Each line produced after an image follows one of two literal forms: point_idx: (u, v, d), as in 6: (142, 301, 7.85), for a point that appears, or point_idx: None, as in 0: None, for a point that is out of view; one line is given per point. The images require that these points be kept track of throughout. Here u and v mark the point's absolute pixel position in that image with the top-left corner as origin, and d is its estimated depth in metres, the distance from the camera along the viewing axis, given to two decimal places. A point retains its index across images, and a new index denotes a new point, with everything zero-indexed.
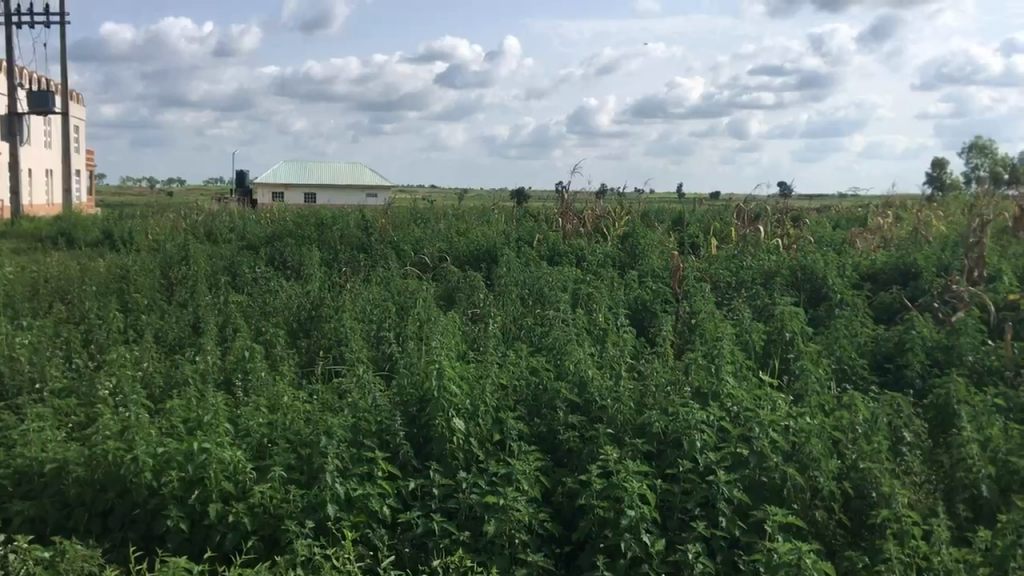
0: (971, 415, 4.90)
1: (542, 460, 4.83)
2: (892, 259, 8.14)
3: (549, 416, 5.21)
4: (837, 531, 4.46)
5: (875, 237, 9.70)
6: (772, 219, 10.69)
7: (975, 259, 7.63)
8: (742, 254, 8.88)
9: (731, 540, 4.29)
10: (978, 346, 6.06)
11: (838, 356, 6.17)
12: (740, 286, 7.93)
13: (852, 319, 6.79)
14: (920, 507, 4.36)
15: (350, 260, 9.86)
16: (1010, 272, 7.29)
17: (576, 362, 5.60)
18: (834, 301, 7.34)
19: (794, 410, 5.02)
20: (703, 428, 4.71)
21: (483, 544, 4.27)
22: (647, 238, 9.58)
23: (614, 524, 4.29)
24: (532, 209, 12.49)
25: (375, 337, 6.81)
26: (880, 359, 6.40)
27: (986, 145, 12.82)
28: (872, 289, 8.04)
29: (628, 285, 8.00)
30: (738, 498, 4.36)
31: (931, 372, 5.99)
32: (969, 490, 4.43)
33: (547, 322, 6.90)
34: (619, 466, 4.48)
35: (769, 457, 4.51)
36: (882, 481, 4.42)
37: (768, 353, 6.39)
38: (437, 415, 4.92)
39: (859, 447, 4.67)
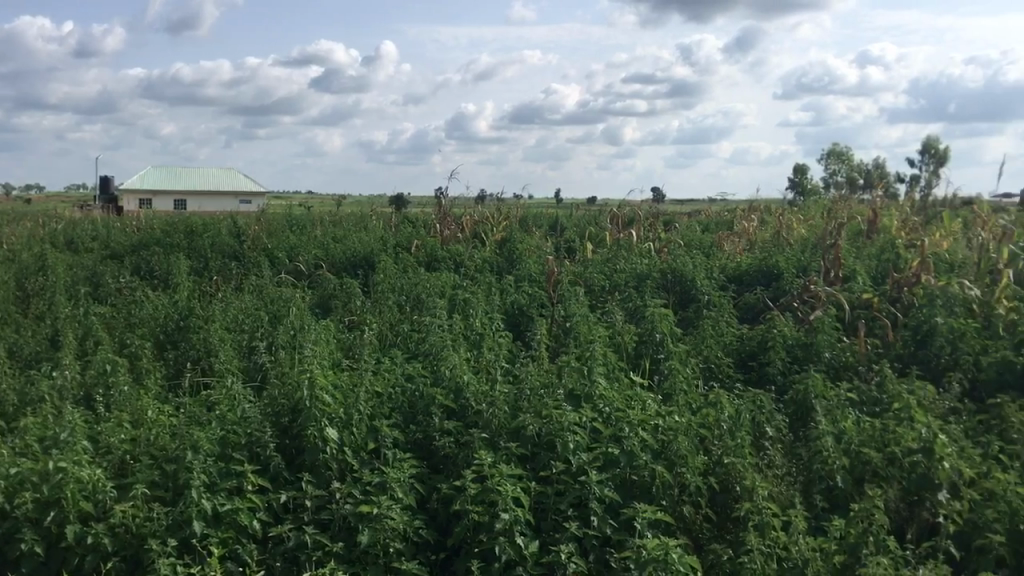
0: (827, 410, 5.14)
1: (417, 467, 4.83)
2: (756, 262, 8.47)
3: (424, 423, 5.20)
4: (703, 525, 4.62)
5: (742, 240, 10.09)
6: (644, 223, 10.98)
7: (832, 260, 7.98)
8: (615, 257, 9.09)
9: (602, 539, 4.39)
10: (835, 343, 6.38)
11: (706, 357, 6.39)
12: (613, 289, 8.12)
13: (719, 320, 7.04)
14: (781, 498, 4.54)
15: (221, 268, 9.60)
16: (863, 272, 7.69)
17: (451, 367, 5.60)
18: (703, 302, 7.59)
19: (662, 409, 5.18)
20: (576, 429, 4.80)
21: (357, 554, 4.24)
22: (523, 243, 9.69)
23: (488, 528, 4.32)
24: (410, 214, 12.46)
25: (246, 348, 6.65)
26: (744, 357, 6.66)
27: (842, 151, 13.43)
28: (738, 290, 8.36)
29: (504, 289, 8.07)
30: (609, 497, 4.47)
31: (792, 368, 6.27)
32: (825, 481, 4.62)
33: (422, 328, 6.88)
34: (493, 470, 4.52)
35: (639, 455, 4.63)
36: (745, 475, 4.60)
37: (639, 354, 6.55)
38: (309, 425, 4.85)
39: (724, 444, 4.85)
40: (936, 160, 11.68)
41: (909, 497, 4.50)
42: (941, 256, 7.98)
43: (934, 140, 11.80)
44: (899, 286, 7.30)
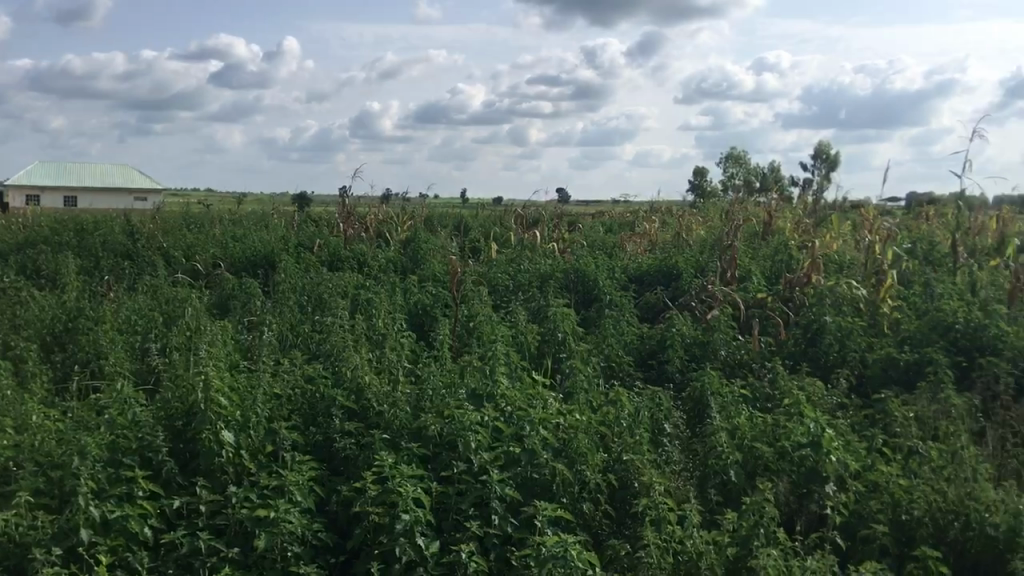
0: (721, 407, 5.29)
1: (316, 470, 4.76)
2: (656, 263, 8.64)
3: (324, 425, 5.13)
4: (603, 521, 4.67)
5: (644, 241, 10.29)
6: (549, 223, 11.07)
7: (728, 261, 8.20)
8: (519, 258, 9.14)
9: (503, 537, 4.41)
10: (730, 341, 6.56)
11: (606, 355, 6.49)
12: (517, 289, 8.16)
13: (620, 319, 7.17)
14: (676, 493, 4.64)
15: (113, 267, 9.28)
16: (758, 273, 7.93)
17: (353, 368, 5.54)
18: (604, 302, 7.70)
19: (563, 408, 5.24)
20: (477, 428, 4.81)
21: (253, 559, 4.16)
22: (428, 242, 9.66)
23: (389, 530, 4.30)
24: (314, 213, 12.28)
25: (139, 349, 6.45)
26: (644, 355, 6.78)
27: (740, 154, 13.79)
28: (639, 290, 8.52)
29: (408, 289, 8.02)
30: (510, 496, 4.50)
31: (690, 366, 6.43)
32: (720, 475, 4.73)
33: (324, 328, 6.79)
34: (393, 471, 4.50)
35: (540, 454, 4.67)
36: (643, 471, 4.69)
37: (541, 353, 6.60)
38: (204, 428, 4.74)
39: (623, 441, 4.94)
40: (828, 165, 12.13)
41: (799, 490, 4.63)
42: (831, 257, 8.28)
43: (826, 145, 12.23)
44: (791, 286, 7.55)
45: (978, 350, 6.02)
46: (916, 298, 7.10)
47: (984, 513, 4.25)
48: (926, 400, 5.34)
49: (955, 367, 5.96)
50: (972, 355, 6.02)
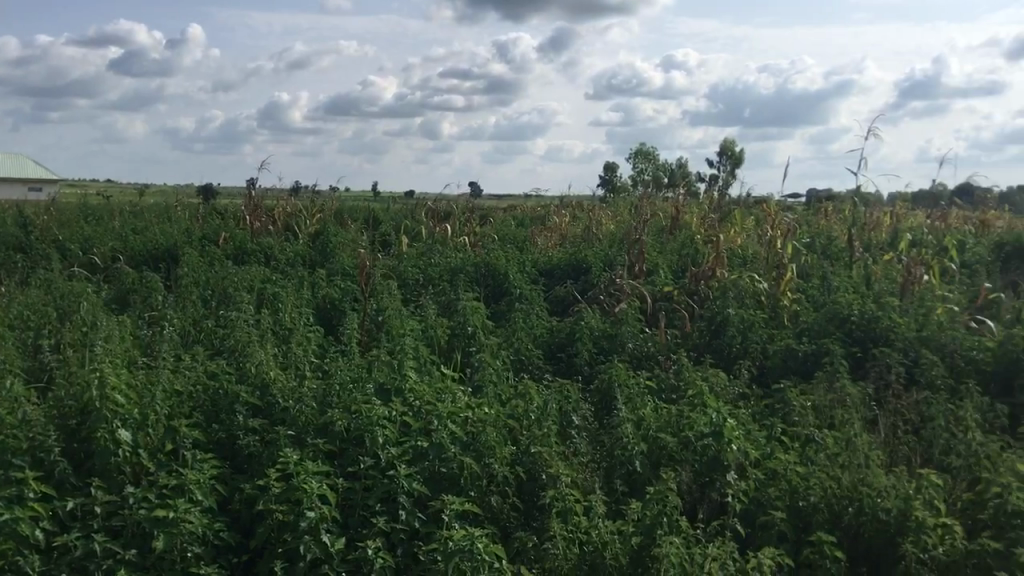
0: (628, 399, 5.38)
1: (219, 468, 4.65)
2: (566, 257, 8.70)
3: (227, 422, 5.02)
4: (511, 513, 4.67)
5: (554, 236, 10.38)
6: (460, 217, 11.05)
7: (636, 254, 8.37)
8: (430, 251, 9.09)
9: (410, 532, 4.38)
10: (637, 334, 6.68)
11: (516, 349, 6.51)
12: (428, 283, 8.12)
13: (530, 312, 7.20)
14: (583, 484, 4.69)
15: (4, 261, 8.89)
16: (665, 267, 8.07)
17: (257, 363, 5.42)
18: (515, 296, 7.72)
19: (472, 402, 5.24)
20: (385, 423, 4.77)
21: (151, 561, 4.04)
22: (337, 235, 9.52)
23: (293, 527, 4.24)
24: (219, 205, 11.98)
25: (30, 346, 6.19)
26: (553, 348, 6.83)
27: (649, 150, 13.99)
28: (549, 284, 8.58)
29: (316, 283, 7.90)
30: (418, 490, 4.48)
31: (598, 359, 6.51)
32: (625, 466, 4.80)
33: (228, 323, 6.64)
34: (298, 468, 4.43)
35: (448, 448, 4.65)
36: (549, 463, 4.73)
37: (451, 346, 6.58)
38: (99, 426, 4.58)
39: (531, 433, 4.96)
40: (733, 162, 12.42)
41: (701, 479, 4.74)
42: (735, 252, 8.48)
43: (731, 142, 12.53)
44: (697, 280, 7.72)
45: (872, 340, 6.25)
46: (814, 291, 7.33)
47: (877, 498, 4.41)
48: (823, 389, 5.53)
49: (850, 357, 6.18)
50: (867, 345, 6.25)
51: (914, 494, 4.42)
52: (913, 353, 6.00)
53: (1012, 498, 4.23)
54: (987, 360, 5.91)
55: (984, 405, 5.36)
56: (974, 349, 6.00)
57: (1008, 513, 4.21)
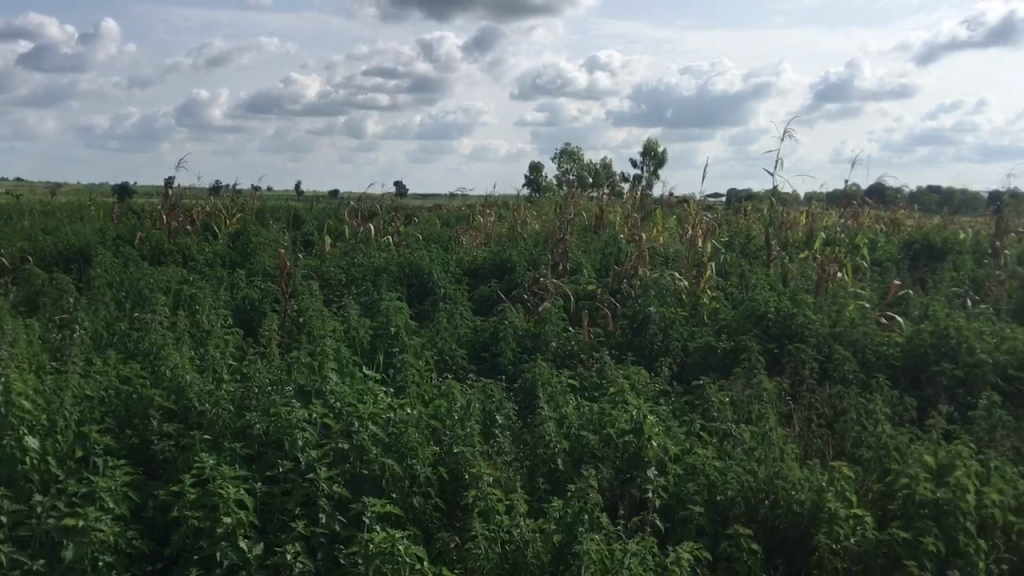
0: (550, 398, 5.41)
1: (132, 474, 4.53)
2: (490, 255, 8.69)
3: (140, 427, 4.88)
4: (433, 514, 4.65)
5: (479, 235, 10.38)
6: (385, 217, 10.97)
7: (560, 252, 8.47)
8: (353, 251, 9.00)
9: (331, 536, 4.33)
10: (561, 332, 6.73)
11: (439, 348, 6.49)
12: (351, 284, 8.03)
13: (454, 312, 7.19)
14: (505, 483, 4.68)
15: None
16: (588, 265, 8.14)
17: (172, 366, 5.29)
18: (439, 296, 7.70)
19: (395, 403, 5.20)
20: (304, 426, 4.71)
21: (60, 571, 3.92)
22: (258, 235, 9.35)
23: (210, 534, 4.15)
24: (135, 204, 11.68)
25: None
26: (477, 348, 6.82)
27: (573, 149, 14.08)
28: (474, 283, 8.57)
29: (235, 284, 7.76)
30: (338, 493, 4.42)
31: (521, 358, 6.53)
32: (548, 464, 4.82)
33: (142, 325, 6.47)
34: (214, 473, 4.34)
35: (369, 449, 4.60)
36: (472, 463, 4.72)
37: (373, 347, 6.51)
38: (4, 434, 4.42)
39: (454, 433, 4.94)
40: (655, 162, 12.59)
41: (622, 476, 4.79)
42: (656, 251, 8.60)
43: (654, 142, 12.70)
44: (620, 278, 7.82)
45: (787, 337, 6.40)
46: (733, 290, 7.49)
47: (791, 490, 4.51)
48: (740, 385, 5.65)
49: (767, 353, 6.31)
50: (783, 342, 6.40)
51: (827, 487, 4.53)
52: (826, 349, 6.16)
53: (919, 489, 4.35)
54: (896, 355, 6.10)
55: (893, 399, 5.54)
56: (884, 344, 6.19)
57: (916, 504, 4.33)
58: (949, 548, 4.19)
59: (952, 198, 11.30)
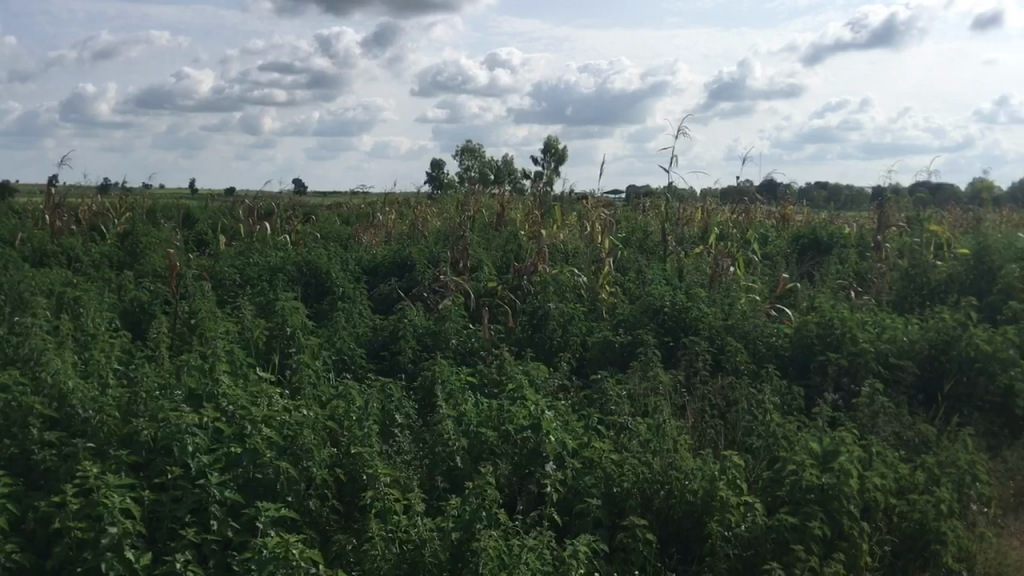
0: (449, 395, 5.39)
1: (10, 486, 4.32)
2: (389, 253, 8.61)
3: (19, 436, 4.66)
4: (330, 517, 4.57)
5: (380, 233, 10.28)
6: (282, 216, 10.75)
7: (460, 250, 8.45)
8: (249, 250, 8.80)
9: (223, 543, 4.21)
10: (460, 330, 6.71)
11: (337, 348, 6.39)
12: (245, 284, 7.84)
13: (352, 311, 7.10)
14: (403, 483, 4.64)
15: None
16: (488, 262, 8.16)
17: (54, 372, 5.07)
18: (337, 295, 7.59)
19: (290, 404, 5.10)
20: (195, 431, 4.57)
21: None
22: (148, 235, 9.05)
23: (94, 544, 3.99)
24: (16, 203, 11.16)
25: None
26: (377, 347, 6.74)
27: (473, 146, 14.02)
28: (373, 282, 8.48)
29: (123, 286, 7.49)
30: (231, 499, 4.30)
31: (422, 356, 6.49)
32: (446, 462, 4.80)
33: (21, 330, 6.17)
34: (98, 482, 4.17)
35: (263, 453, 4.49)
36: (369, 464, 4.66)
37: (269, 348, 6.37)
38: None
39: (351, 434, 4.88)
40: (556, 158, 12.69)
41: (520, 471, 4.81)
42: (556, 246, 8.66)
43: (554, 140, 12.80)
44: (519, 275, 7.86)
45: (682, 330, 6.53)
46: (630, 285, 7.61)
47: (684, 480, 4.61)
48: (637, 378, 5.74)
49: (662, 346, 6.44)
50: (677, 335, 6.53)
51: (719, 475, 4.64)
52: (718, 341, 6.32)
53: (805, 475, 4.50)
54: (785, 346, 6.30)
55: (782, 388, 5.72)
56: (773, 336, 6.40)
57: (803, 489, 4.47)
58: (834, 532, 4.34)
59: (839, 194, 11.73)
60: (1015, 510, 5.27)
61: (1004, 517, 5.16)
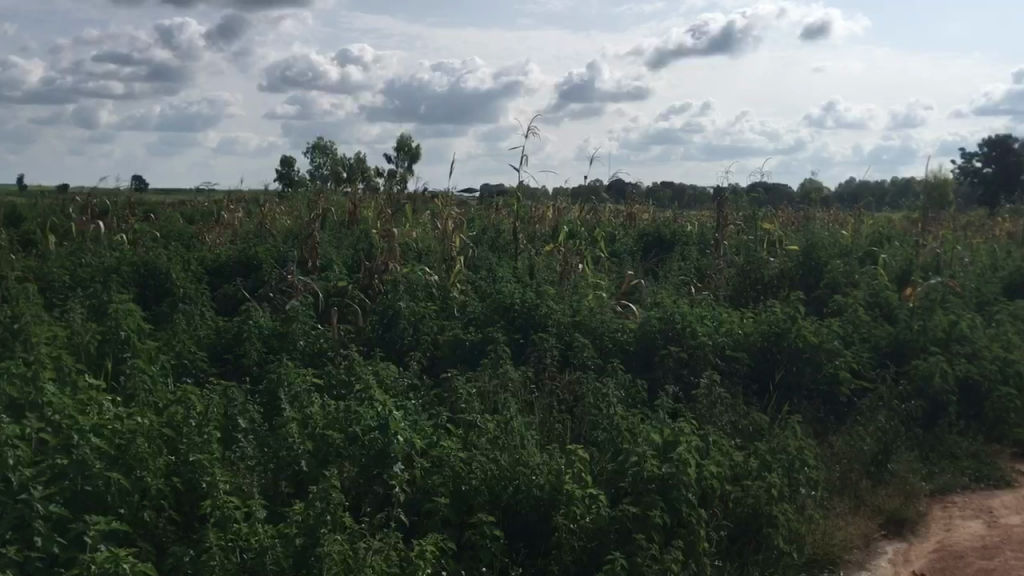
0: (294, 398, 5.26)
1: None
2: (234, 252, 8.33)
3: None
4: (167, 528, 4.37)
5: (225, 233, 9.94)
6: (118, 214, 10.24)
7: (309, 249, 8.26)
8: (81, 250, 8.33)
9: (48, 560, 3.94)
10: (308, 330, 6.56)
11: (176, 352, 6.13)
12: (76, 285, 7.42)
13: (193, 313, 6.83)
14: (245, 490, 4.49)
15: None
16: (338, 261, 8.02)
17: None
18: (177, 297, 7.28)
19: (123, 411, 4.85)
20: (16, 443, 4.28)
21: None
22: None
23: None
24: None
25: None
26: (219, 350, 6.50)
27: (323, 143, 13.70)
28: (217, 283, 8.18)
29: None
30: (56, 513, 4.04)
31: (267, 358, 6.31)
32: (291, 466, 4.68)
33: None
34: None
35: (92, 464, 4.24)
36: (209, 470, 4.49)
37: (101, 354, 6.04)
38: None
39: (190, 441, 4.68)
40: (408, 157, 12.60)
41: (367, 473, 4.74)
42: (408, 245, 8.61)
43: (407, 138, 12.71)
44: (370, 274, 7.77)
45: (531, 326, 6.61)
46: (481, 282, 7.65)
47: (531, 475, 4.66)
48: (487, 376, 5.77)
49: (512, 343, 6.50)
50: (527, 331, 6.60)
51: (564, 469, 4.71)
52: (566, 337, 6.44)
53: (647, 466, 4.63)
54: (630, 341, 6.48)
55: (626, 382, 5.88)
56: (618, 331, 6.57)
57: (644, 480, 4.61)
58: (674, 520, 4.49)
59: (682, 193, 12.17)
60: (840, 492, 5.60)
61: (830, 499, 5.47)
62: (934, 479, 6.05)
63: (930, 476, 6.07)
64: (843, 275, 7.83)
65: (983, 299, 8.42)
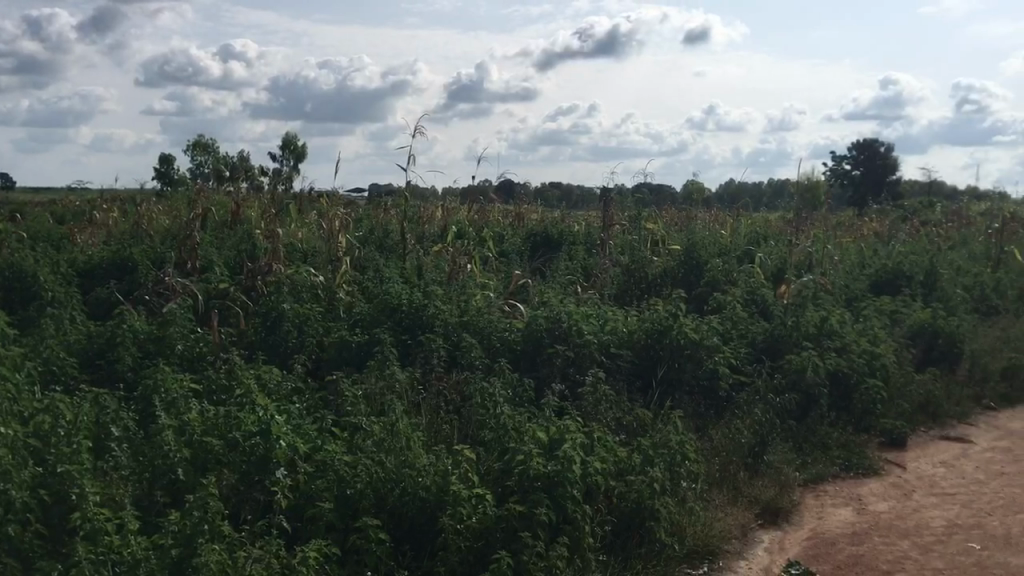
0: (170, 404, 5.08)
1: None
2: (107, 253, 7.98)
3: None
4: (34, 542, 4.10)
5: (98, 234, 9.51)
6: None
7: (188, 250, 7.98)
8: None
9: None
10: (188, 334, 6.33)
11: (44, 359, 5.83)
12: None
13: (63, 318, 6.51)
14: (116, 501, 4.31)
15: None
16: (219, 263, 7.78)
17: None
18: (46, 302, 6.93)
19: None
20: None
21: None
22: None
23: None
24: None
25: None
26: (91, 355, 6.20)
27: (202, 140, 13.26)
28: (89, 285, 7.82)
29: None
30: None
31: (142, 363, 6.08)
32: (167, 475, 4.51)
33: None
34: None
35: None
36: (79, 481, 4.27)
37: None
38: None
39: (57, 452, 4.45)
40: (294, 155, 12.34)
41: (248, 479, 4.61)
42: (293, 246, 8.44)
43: (292, 136, 12.44)
44: (253, 276, 7.57)
45: (418, 327, 6.57)
46: (368, 283, 7.55)
47: (416, 477, 4.62)
48: (374, 378, 5.71)
49: (399, 343, 6.45)
50: (414, 331, 6.56)
51: (451, 470, 4.70)
52: (453, 337, 6.43)
53: (532, 464, 4.67)
54: (517, 340, 6.51)
55: (513, 382, 5.91)
56: (506, 331, 6.59)
57: (530, 477, 4.63)
58: (559, 517, 4.53)
59: (570, 193, 12.31)
60: (721, 483, 5.77)
61: (711, 492, 5.63)
62: (808, 470, 6.30)
63: (804, 467, 6.33)
64: (722, 274, 8.07)
65: (851, 296, 8.82)
